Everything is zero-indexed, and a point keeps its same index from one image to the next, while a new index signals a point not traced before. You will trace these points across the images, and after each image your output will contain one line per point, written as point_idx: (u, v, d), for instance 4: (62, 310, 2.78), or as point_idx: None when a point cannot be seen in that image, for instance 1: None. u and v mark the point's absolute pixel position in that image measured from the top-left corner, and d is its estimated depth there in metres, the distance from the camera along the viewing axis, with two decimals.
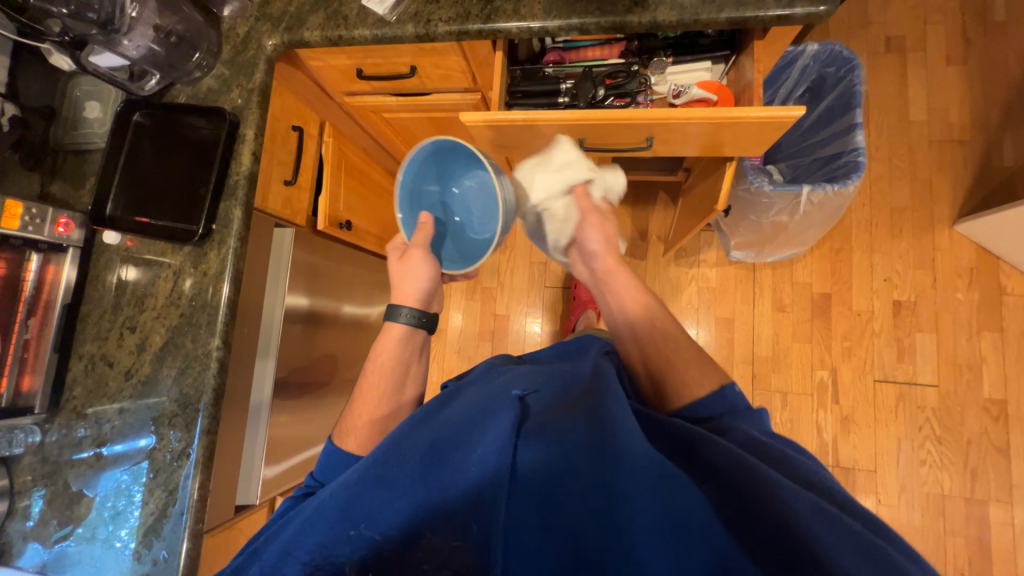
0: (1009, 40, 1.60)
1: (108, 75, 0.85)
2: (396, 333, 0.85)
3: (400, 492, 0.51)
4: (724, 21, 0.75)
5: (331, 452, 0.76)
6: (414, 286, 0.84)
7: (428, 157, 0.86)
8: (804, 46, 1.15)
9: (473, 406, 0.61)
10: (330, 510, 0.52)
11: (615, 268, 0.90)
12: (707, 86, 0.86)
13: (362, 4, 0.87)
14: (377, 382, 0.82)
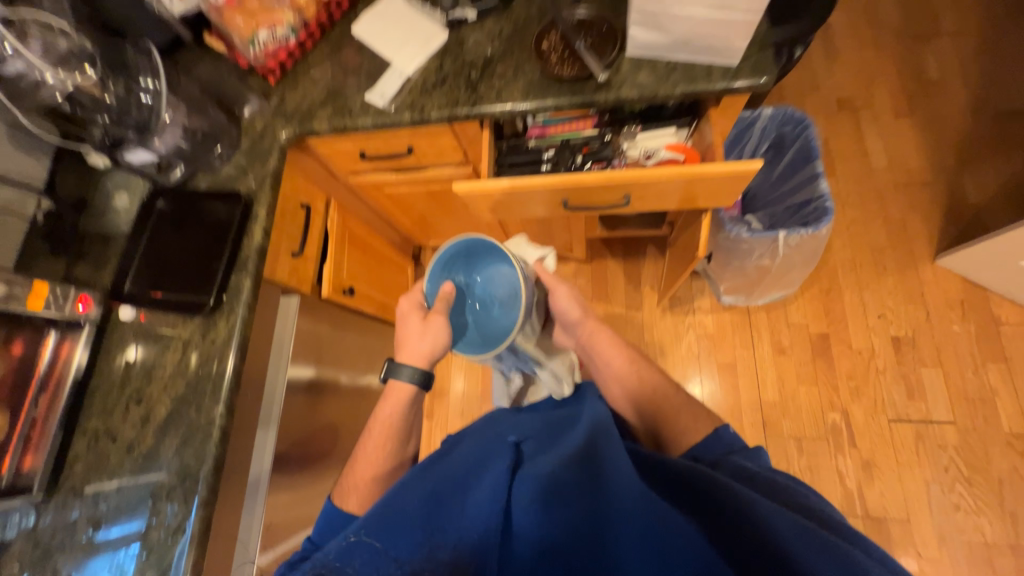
0: (950, 94, 1.77)
1: (139, 169, 0.96)
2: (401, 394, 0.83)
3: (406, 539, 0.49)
4: (680, 94, 0.86)
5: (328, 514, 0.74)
6: (425, 347, 0.83)
7: (463, 248, 0.93)
8: (759, 110, 1.29)
9: (471, 457, 0.61)
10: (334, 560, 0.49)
11: (597, 332, 0.96)
12: (674, 148, 0.96)
13: (365, 98, 0.99)
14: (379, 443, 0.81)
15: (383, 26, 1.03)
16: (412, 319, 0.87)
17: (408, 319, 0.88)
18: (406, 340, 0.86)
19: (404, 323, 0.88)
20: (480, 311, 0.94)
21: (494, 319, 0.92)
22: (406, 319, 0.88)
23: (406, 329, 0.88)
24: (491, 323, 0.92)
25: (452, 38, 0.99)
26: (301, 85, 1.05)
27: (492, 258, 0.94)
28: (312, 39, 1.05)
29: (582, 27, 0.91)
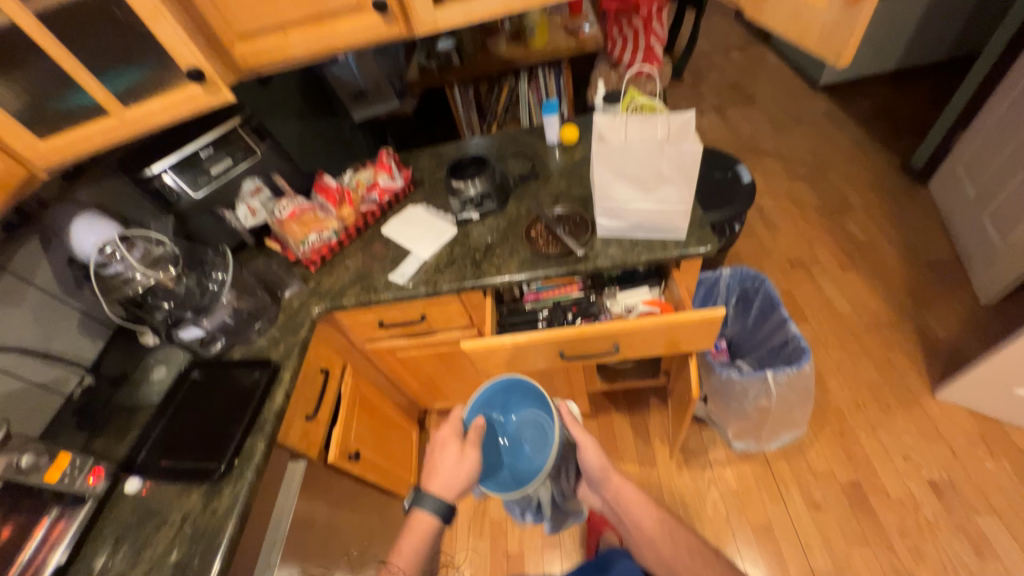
0: (881, 249, 2.08)
1: (187, 343, 1.11)
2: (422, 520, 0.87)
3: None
4: (645, 261, 1.06)
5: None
6: (450, 481, 0.86)
7: (502, 388, 0.96)
8: (718, 271, 1.52)
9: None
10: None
11: (624, 486, 0.94)
12: (650, 302, 1.13)
13: (388, 277, 1.20)
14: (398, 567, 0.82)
15: (406, 226, 1.32)
16: (445, 449, 0.88)
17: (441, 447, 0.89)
18: (437, 471, 0.88)
19: (438, 448, 0.90)
20: (508, 448, 0.96)
21: (524, 461, 0.93)
22: (440, 446, 0.90)
23: (438, 459, 0.89)
24: (520, 462, 0.94)
25: (460, 231, 1.25)
26: (335, 271, 1.27)
27: (528, 401, 0.96)
28: (349, 238, 1.33)
29: (561, 219, 1.18)
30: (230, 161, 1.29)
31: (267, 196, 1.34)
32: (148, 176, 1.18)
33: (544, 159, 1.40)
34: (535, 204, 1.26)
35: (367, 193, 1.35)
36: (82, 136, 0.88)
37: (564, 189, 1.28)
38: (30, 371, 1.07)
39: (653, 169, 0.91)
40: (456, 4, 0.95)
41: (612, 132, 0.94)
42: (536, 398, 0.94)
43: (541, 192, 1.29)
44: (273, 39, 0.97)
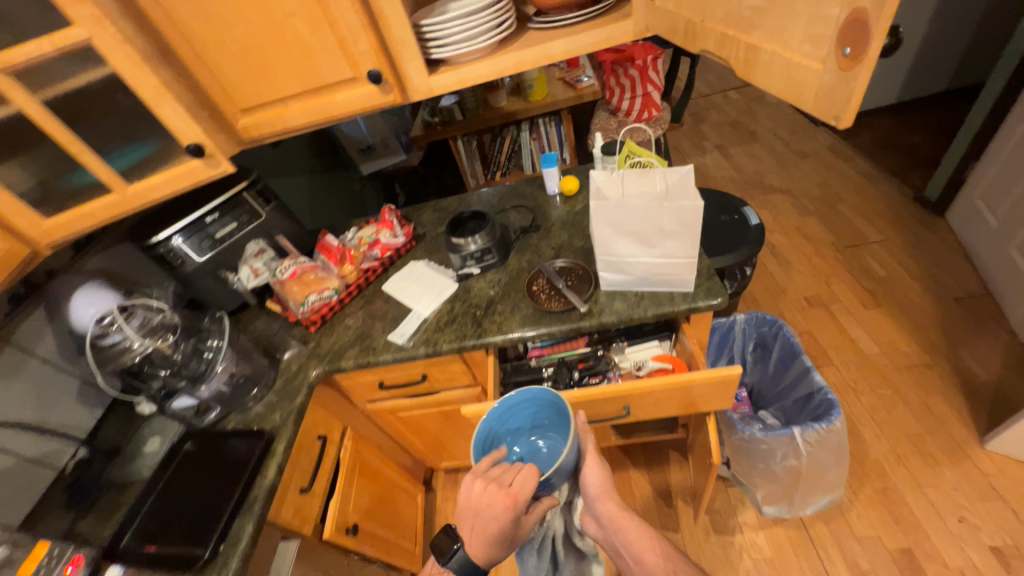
0: (905, 284, 1.99)
1: (181, 413, 1.08)
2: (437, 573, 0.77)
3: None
4: (651, 316, 1.01)
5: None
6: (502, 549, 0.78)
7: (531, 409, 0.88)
8: (732, 316, 1.46)
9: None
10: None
11: (621, 517, 0.84)
12: (660, 357, 1.07)
13: (387, 337, 1.17)
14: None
15: (407, 282, 1.30)
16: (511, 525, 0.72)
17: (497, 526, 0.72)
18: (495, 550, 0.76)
19: (484, 521, 0.72)
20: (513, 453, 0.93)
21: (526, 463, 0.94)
22: (493, 524, 0.71)
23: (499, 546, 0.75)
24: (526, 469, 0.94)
25: (461, 286, 1.23)
26: (335, 330, 1.25)
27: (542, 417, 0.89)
28: (350, 296, 1.31)
29: (562, 272, 1.15)
30: (235, 224, 1.30)
31: (270, 256, 1.36)
32: (154, 242, 1.19)
33: (546, 210, 1.39)
34: (536, 257, 1.24)
35: (369, 250, 1.35)
36: (84, 213, 0.89)
37: (565, 241, 1.26)
38: (25, 446, 1.04)
39: (655, 225, 0.87)
40: (449, 71, 0.97)
41: (610, 187, 0.91)
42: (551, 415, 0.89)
43: (542, 245, 1.27)
44: (273, 113, 0.99)
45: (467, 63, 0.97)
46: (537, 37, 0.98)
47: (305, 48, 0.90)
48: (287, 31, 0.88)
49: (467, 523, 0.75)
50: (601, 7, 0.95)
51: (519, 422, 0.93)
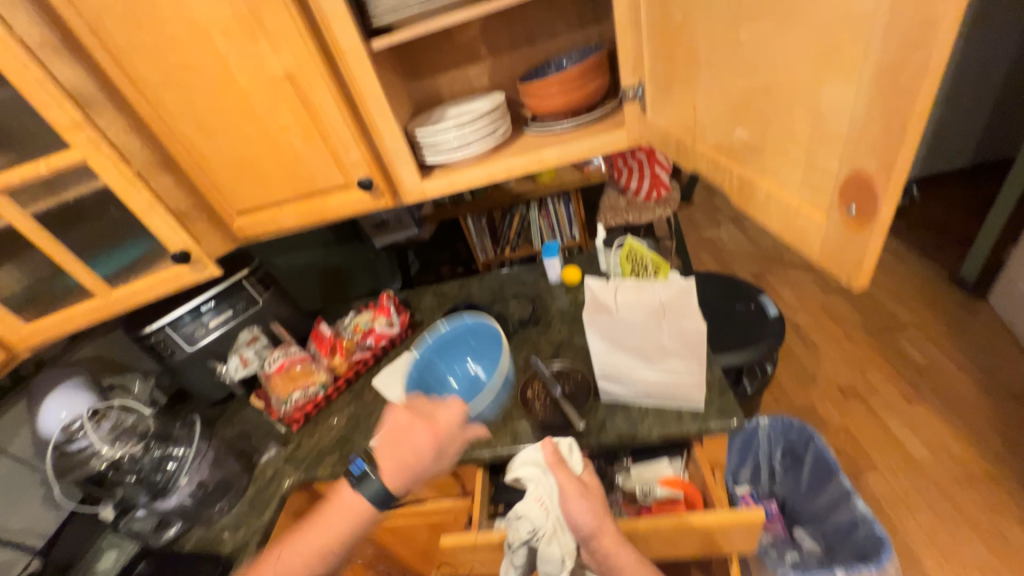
0: (952, 376, 1.79)
1: (138, 528, 0.99)
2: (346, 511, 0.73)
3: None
4: (657, 437, 0.90)
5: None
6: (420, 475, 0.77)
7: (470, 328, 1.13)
8: (754, 420, 1.31)
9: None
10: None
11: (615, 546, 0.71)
12: (671, 482, 0.93)
13: (369, 444, 1.08)
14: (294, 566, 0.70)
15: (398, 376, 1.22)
16: (438, 454, 0.76)
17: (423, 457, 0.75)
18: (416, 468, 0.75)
19: (410, 449, 0.75)
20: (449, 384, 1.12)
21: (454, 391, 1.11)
22: (422, 450, 0.75)
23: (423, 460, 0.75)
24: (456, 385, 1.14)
25: (452, 386, 1.15)
26: (318, 430, 1.17)
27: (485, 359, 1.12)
28: (338, 390, 1.25)
29: (560, 376, 1.05)
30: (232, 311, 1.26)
31: (264, 343, 1.30)
32: (145, 332, 1.17)
33: (547, 300, 1.33)
34: (534, 355, 1.16)
35: (362, 338, 1.29)
36: (66, 317, 0.88)
37: (566, 338, 1.18)
38: None
39: (653, 342, 0.80)
40: (442, 175, 0.97)
41: (606, 296, 0.83)
42: (488, 342, 1.12)
43: (541, 342, 1.20)
44: (267, 216, 1.00)
45: (460, 168, 0.97)
46: (529, 143, 0.98)
47: (299, 157, 0.91)
48: (282, 143, 0.89)
49: (386, 456, 0.75)
50: (593, 115, 0.95)
51: (459, 352, 1.15)
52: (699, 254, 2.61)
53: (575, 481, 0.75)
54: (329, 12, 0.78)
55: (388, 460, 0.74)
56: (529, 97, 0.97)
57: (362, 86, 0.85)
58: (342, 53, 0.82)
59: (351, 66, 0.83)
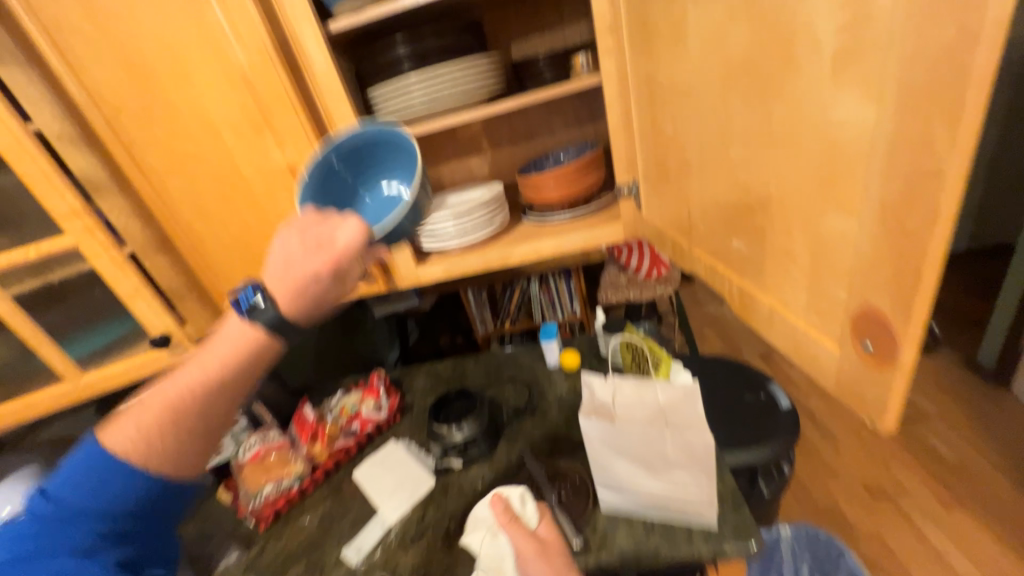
0: (988, 476, 1.64)
1: None
2: (226, 355, 0.58)
3: (78, 537, 0.54)
4: (666, 561, 0.79)
5: (91, 464, 0.56)
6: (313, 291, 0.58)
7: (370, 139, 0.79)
8: (775, 529, 1.17)
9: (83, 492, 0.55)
10: (40, 531, 0.54)
11: None
12: None
13: (341, 552, 0.97)
14: (136, 433, 0.56)
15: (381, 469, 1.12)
16: (339, 287, 0.60)
17: (329, 293, 0.60)
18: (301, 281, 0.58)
19: (310, 269, 0.57)
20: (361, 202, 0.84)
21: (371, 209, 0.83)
22: (323, 277, 0.58)
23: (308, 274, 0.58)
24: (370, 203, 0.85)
25: (439, 484, 1.05)
26: (287, 531, 1.05)
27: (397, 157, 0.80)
28: (314, 483, 1.13)
29: (556, 479, 0.97)
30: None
31: (241, 425, 1.25)
32: None
33: (545, 387, 1.25)
34: (529, 451, 1.07)
35: (348, 423, 1.22)
36: (35, 403, 0.84)
37: (564, 431, 1.10)
38: None
39: (657, 451, 0.73)
40: (437, 262, 0.97)
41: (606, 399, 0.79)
42: (402, 154, 0.80)
43: (538, 435, 1.11)
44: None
45: (455, 256, 0.97)
46: (526, 233, 0.99)
47: None
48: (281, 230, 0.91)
49: (285, 276, 0.58)
50: (588, 207, 0.96)
51: (374, 165, 0.82)
52: (703, 331, 2.53)
53: (531, 539, 0.69)
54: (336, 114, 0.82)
55: (287, 283, 0.57)
56: (527, 189, 1.00)
57: None
58: None
59: None
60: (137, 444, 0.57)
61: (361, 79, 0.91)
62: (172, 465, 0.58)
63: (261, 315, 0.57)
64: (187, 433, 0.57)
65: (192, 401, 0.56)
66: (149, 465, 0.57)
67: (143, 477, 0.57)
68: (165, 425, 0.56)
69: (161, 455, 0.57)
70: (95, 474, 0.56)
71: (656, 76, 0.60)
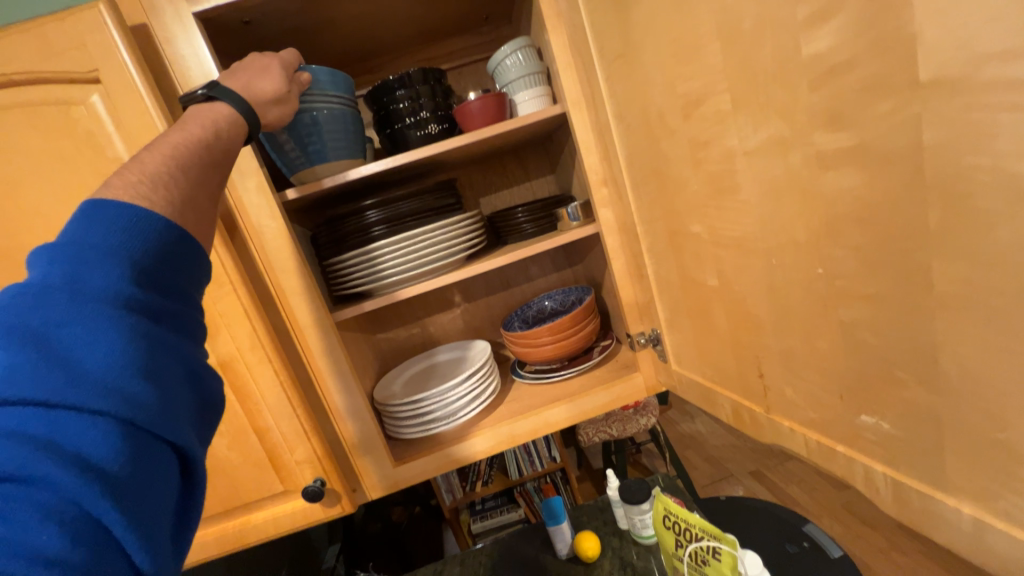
0: None
1: None
2: (219, 115, 0.51)
3: (103, 323, 0.35)
4: None
5: (86, 223, 0.38)
6: (256, 87, 0.57)
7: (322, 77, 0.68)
8: None
9: (82, 243, 0.37)
10: (46, 308, 0.34)
11: None
12: None
13: None
14: (141, 180, 0.42)
15: None
16: (286, 106, 0.60)
17: (279, 104, 0.59)
18: (244, 76, 0.56)
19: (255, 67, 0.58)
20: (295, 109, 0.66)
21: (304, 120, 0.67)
22: (273, 73, 0.58)
23: (254, 71, 0.57)
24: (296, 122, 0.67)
25: None
26: None
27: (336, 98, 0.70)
28: None
29: None
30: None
31: None
32: None
33: None
34: None
35: None
36: None
37: None
38: None
39: None
40: (418, 455, 0.75)
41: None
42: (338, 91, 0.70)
43: None
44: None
45: (440, 443, 0.76)
46: (524, 400, 0.82)
47: (221, 462, 0.68)
48: None
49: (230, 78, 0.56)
50: (592, 361, 0.84)
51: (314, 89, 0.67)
52: (686, 455, 2.21)
53: None
54: (288, 289, 0.67)
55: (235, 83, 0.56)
56: (519, 346, 0.87)
57: (318, 364, 0.69)
58: (300, 330, 0.68)
59: (309, 344, 0.68)
60: (142, 191, 0.41)
61: (317, 244, 0.78)
62: (190, 213, 0.44)
63: (224, 93, 0.53)
64: (207, 176, 0.47)
65: (206, 161, 0.47)
66: (165, 213, 0.42)
67: (166, 229, 0.41)
68: (187, 175, 0.45)
69: (181, 203, 0.44)
70: (95, 224, 0.38)
71: (683, 225, 0.55)
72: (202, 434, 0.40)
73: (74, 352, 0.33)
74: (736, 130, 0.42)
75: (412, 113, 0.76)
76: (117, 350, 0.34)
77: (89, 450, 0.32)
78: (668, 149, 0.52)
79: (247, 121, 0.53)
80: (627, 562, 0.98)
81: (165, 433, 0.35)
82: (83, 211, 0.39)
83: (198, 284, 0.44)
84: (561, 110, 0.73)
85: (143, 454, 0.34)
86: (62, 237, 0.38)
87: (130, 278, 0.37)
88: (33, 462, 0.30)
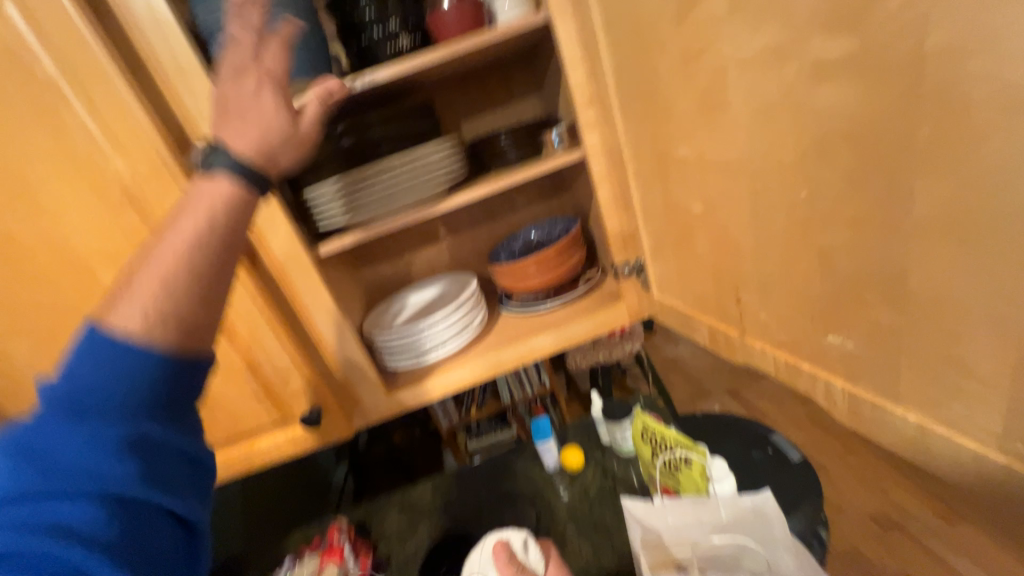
0: None
1: None
2: (220, 198, 0.46)
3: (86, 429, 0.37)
4: None
5: (84, 352, 0.39)
6: (256, 126, 0.50)
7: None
8: None
9: (80, 388, 0.38)
10: (35, 426, 0.37)
11: None
12: None
13: None
14: (143, 311, 0.40)
15: None
16: (299, 146, 0.54)
17: (291, 146, 0.53)
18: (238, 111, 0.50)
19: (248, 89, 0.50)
20: None
21: None
22: (274, 109, 0.51)
23: (243, 104, 0.50)
24: None
25: None
26: None
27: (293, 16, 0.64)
28: None
29: None
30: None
31: None
32: None
33: (548, 498, 1.06)
34: None
35: None
36: None
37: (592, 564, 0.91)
38: None
39: None
40: (410, 385, 0.78)
41: (682, 549, 0.71)
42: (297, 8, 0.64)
43: None
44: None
45: (431, 372, 0.80)
46: (510, 330, 0.85)
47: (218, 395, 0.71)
48: None
49: (231, 125, 0.50)
50: (577, 291, 0.85)
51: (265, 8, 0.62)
52: (667, 377, 2.35)
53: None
54: (262, 224, 0.65)
55: (234, 130, 0.50)
56: (504, 277, 0.87)
57: (303, 301, 0.68)
58: (280, 266, 0.67)
59: (293, 280, 0.68)
60: (142, 322, 0.40)
61: (287, 176, 0.73)
62: (194, 329, 0.42)
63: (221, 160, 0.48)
64: (209, 275, 0.43)
65: (205, 263, 0.43)
66: (148, 327, 0.40)
67: (133, 340, 0.40)
68: (190, 284, 0.42)
69: (183, 322, 0.42)
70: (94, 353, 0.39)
71: (669, 149, 0.53)
72: (203, 496, 0.42)
73: (59, 456, 0.36)
74: (730, 38, 0.38)
75: (381, 23, 0.68)
76: (99, 446, 0.36)
77: (79, 526, 0.34)
78: (657, 64, 0.48)
79: (250, 190, 0.48)
80: (608, 470, 1.08)
81: (156, 500, 0.37)
82: (81, 342, 0.40)
83: (200, 389, 0.45)
84: (543, 19, 0.65)
85: (134, 528, 0.36)
86: (64, 373, 0.39)
87: (108, 382, 0.38)
88: (29, 549, 0.32)
